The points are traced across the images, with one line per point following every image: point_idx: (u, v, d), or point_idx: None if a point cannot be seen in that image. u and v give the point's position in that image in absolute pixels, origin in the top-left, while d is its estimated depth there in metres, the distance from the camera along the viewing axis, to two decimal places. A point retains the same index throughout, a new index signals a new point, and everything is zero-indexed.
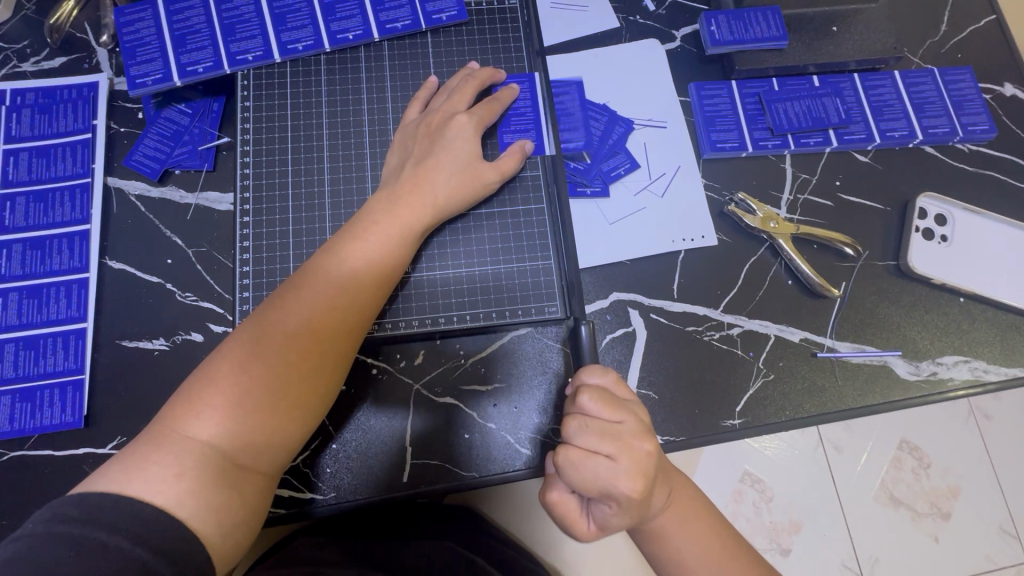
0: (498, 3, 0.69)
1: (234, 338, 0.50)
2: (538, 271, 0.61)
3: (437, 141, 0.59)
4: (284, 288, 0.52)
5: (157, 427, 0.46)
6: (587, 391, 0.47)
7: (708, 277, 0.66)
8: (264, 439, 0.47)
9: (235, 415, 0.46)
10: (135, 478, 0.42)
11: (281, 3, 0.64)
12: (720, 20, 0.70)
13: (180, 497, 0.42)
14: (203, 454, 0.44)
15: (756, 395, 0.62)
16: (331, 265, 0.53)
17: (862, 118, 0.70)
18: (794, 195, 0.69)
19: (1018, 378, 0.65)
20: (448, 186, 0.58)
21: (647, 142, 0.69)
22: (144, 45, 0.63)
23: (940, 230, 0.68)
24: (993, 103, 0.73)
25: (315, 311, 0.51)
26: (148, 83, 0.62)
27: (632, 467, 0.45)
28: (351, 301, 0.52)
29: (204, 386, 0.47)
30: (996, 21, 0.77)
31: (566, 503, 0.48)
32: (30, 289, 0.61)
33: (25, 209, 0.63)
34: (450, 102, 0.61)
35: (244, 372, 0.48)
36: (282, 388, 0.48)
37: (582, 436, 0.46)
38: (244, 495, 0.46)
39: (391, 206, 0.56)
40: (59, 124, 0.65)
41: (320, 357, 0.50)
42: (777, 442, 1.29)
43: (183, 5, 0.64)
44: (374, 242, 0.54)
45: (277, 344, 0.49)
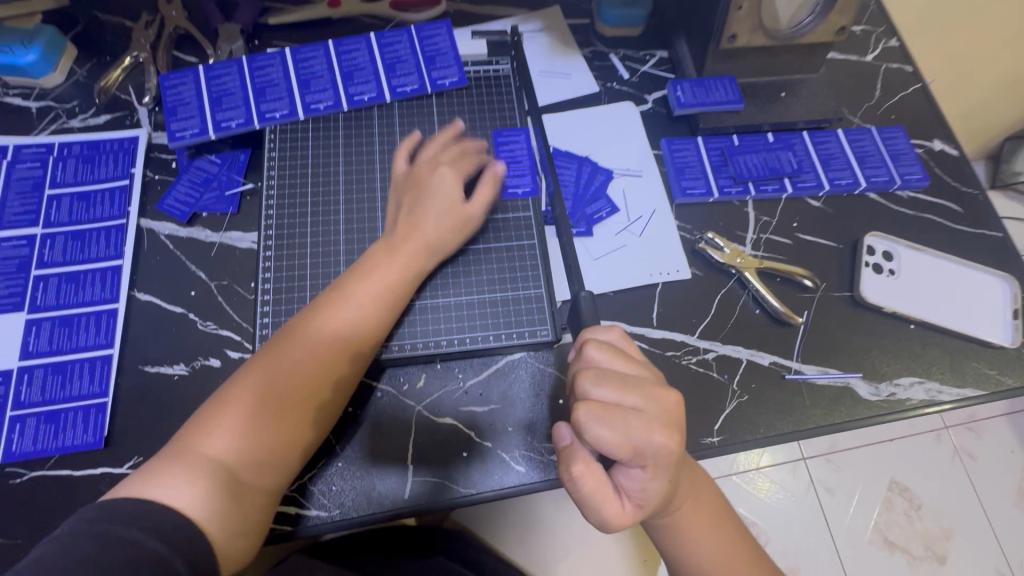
0: (493, 72, 0.80)
1: (248, 367, 0.57)
2: (530, 299, 0.68)
3: (425, 190, 0.66)
4: (294, 323, 0.59)
5: (176, 442, 0.52)
6: (596, 346, 0.52)
7: (683, 307, 0.73)
8: (268, 456, 0.53)
9: (244, 434, 0.53)
10: (155, 487, 0.48)
11: (306, 70, 0.75)
12: (684, 86, 0.81)
13: (195, 503, 0.49)
14: (212, 469, 0.51)
15: (732, 414, 0.68)
16: (337, 303, 0.59)
17: (812, 168, 0.80)
18: (757, 234, 0.77)
19: (970, 397, 0.71)
20: (438, 229, 0.65)
21: (625, 189, 0.78)
22: (184, 105, 0.72)
23: (887, 265, 0.76)
24: (925, 156, 0.84)
25: (320, 345, 0.57)
26: (186, 136, 0.70)
27: (659, 414, 0.49)
28: (352, 335, 0.59)
29: (219, 407, 0.54)
30: (922, 87, 0.89)
31: (593, 473, 0.48)
32: (62, 319, 0.66)
33: (64, 246, 0.69)
34: (437, 154, 0.69)
35: (256, 395, 0.54)
36: (287, 410, 0.55)
37: (606, 389, 0.49)
38: (249, 507, 0.51)
39: (392, 252, 0.63)
40: (100, 173, 0.73)
41: (320, 386, 0.57)
42: (775, 488, 1.34)
43: (221, 71, 0.74)
44: (373, 283, 0.61)
45: (285, 374, 0.56)
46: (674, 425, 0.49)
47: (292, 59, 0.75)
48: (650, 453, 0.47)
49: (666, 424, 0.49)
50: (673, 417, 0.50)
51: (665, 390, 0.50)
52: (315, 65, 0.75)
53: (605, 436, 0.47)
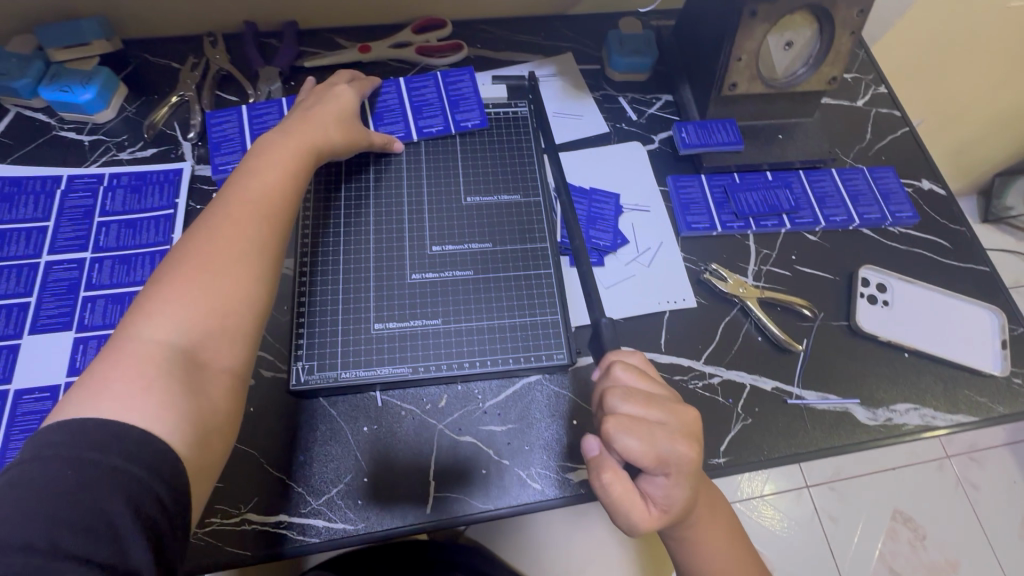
0: (511, 113, 0.86)
1: (175, 263, 0.54)
2: (548, 324, 0.72)
3: (326, 100, 0.74)
4: (223, 199, 0.59)
5: (113, 346, 0.49)
6: (623, 366, 0.56)
7: (689, 333, 0.77)
8: (216, 333, 0.52)
9: (188, 315, 0.51)
10: (102, 400, 0.44)
11: None
12: (689, 129, 0.87)
13: (151, 407, 0.45)
14: (162, 355, 0.48)
15: (737, 436, 0.71)
16: (245, 199, 0.59)
17: (809, 206, 0.86)
18: (758, 265, 0.82)
19: (963, 423, 0.74)
20: (339, 127, 0.72)
21: (634, 223, 0.84)
22: (229, 140, 0.80)
23: (882, 296, 0.81)
24: (914, 195, 0.90)
25: (253, 204, 0.59)
26: (229, 169, 0.78)
27: (681, 427, 0.52)
28: (269, 223, 0.59)
29: (156, 295, 0.52)
30: (910, 131, 0.96)
31: (621, 480, 0.52)
32: (108, 338, 0.70)
33: (111, 270, 0.74)
34: (335, 79, 0.79)
35: (195, 271, 0.53)
36: (228, 295, 0.53)
37: (633, 403, 0.52)
38: (208, 392, 0.50)
39: (290, 132, 0.68)
40: (146, 202, 0.79)
41: (263, 202, 0.60)
42: (784, 520, 1.35)
43: (263, 110, 0.81)
44: (281, 157, 0.65)
45: (225, 240, 0.56)
46: (694, 437, 0.53)
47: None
48: (672, 463, 0.51)
49: (687, 437, 0.52)
50: (693, 430, 0.53)
51: (684, 406, 0.54)
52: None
53: (632, 446, 0.50)
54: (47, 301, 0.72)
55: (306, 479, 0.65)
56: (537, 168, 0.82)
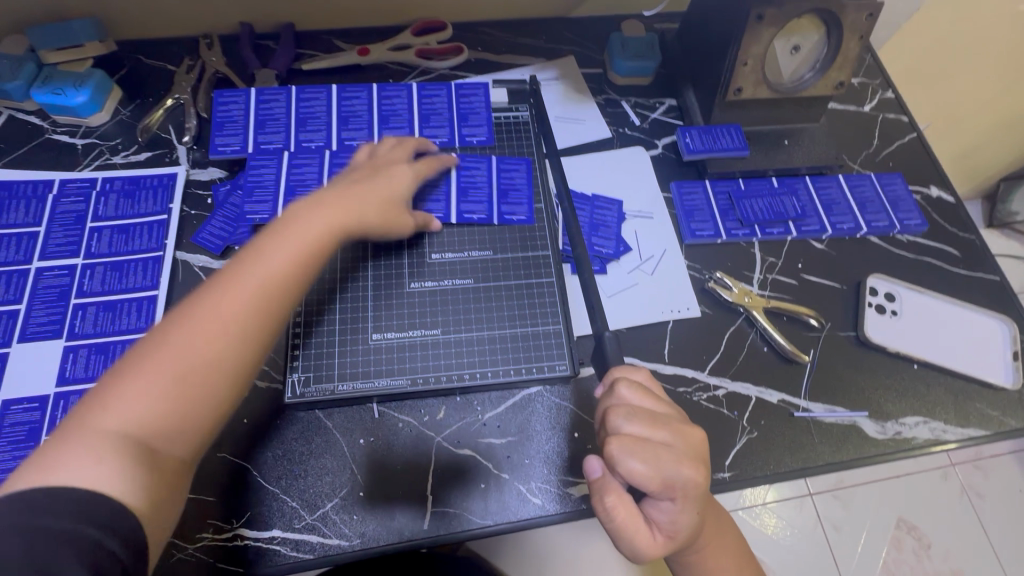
0: (513, 118, 0.85)
1: (158, 335, 0.50)
2: (550, 334, 0.71)
3: (377, 175, 0.68)
4: (225, 267, 0.55)
5: (78, 416, 0.46)
6: (628, 384, 0.53)
7: (694, 344, 0.75)
8: (178, 417, 0.48)
9: (155, 398, 0.47)
10: (54, 472, 0.42)
11: (347, 109, 0.81)
12: (693, 133, 0.86)
13: (104, 482, 0.43)
14: (117, 440, 0.45)
15: (743, 450, 0.69)
16: (252, 271, 0.54)
17: (815, 213, 0.84)
18: (764, 274, 0.81)
19: (974, 437, 0.73)
20: (374, 205, 0.65)
21: (637, 230, 0.82)
22: (232, 121, 0.79)
23: (890, 305, 0.79)
24: (923, 202, 0.88)
25: (241, 292, 0.53)
26: (227, 150, 0.77)
27: (686, 449, 0.51)
28: (270, 305, 0.54)
29: (132, 372, 0.48)
30: (918, 136, 0.94)
31: (625, 503, 0.51)
32: (98, 347, 0.69)
33: (102, 277, 0.72)
34: (393, 151, 0.72)
35: (171, 349, 0.49)
36: (205, 383, 0.50)
37: (637, 425, 0.50)
38: (164, 479, 0.47)
39: (319, 205, 0.61)
40: (140, 207, 0.77)
41: (258, 292, 0.53)
42: (783, 526, 1.33)
43: (270, 96, 0.80)
44: (297, 233, 0.58)
45: (207, 322, 0.51)
46: (700, 459, 0.51)
47: (337, 96, 0.81)
48: (678, 486, 0.49)
49: (694, 459, 0.51)
50: (699, 452, 0.52)
51: (690, 427, 0.52)
52: (356, 105, 0.81)
53: (637, 468, 0.48)
54: (37, 308, 0.70)
55: (296, 492, 0.64)
56: (539, 176, 0.80)
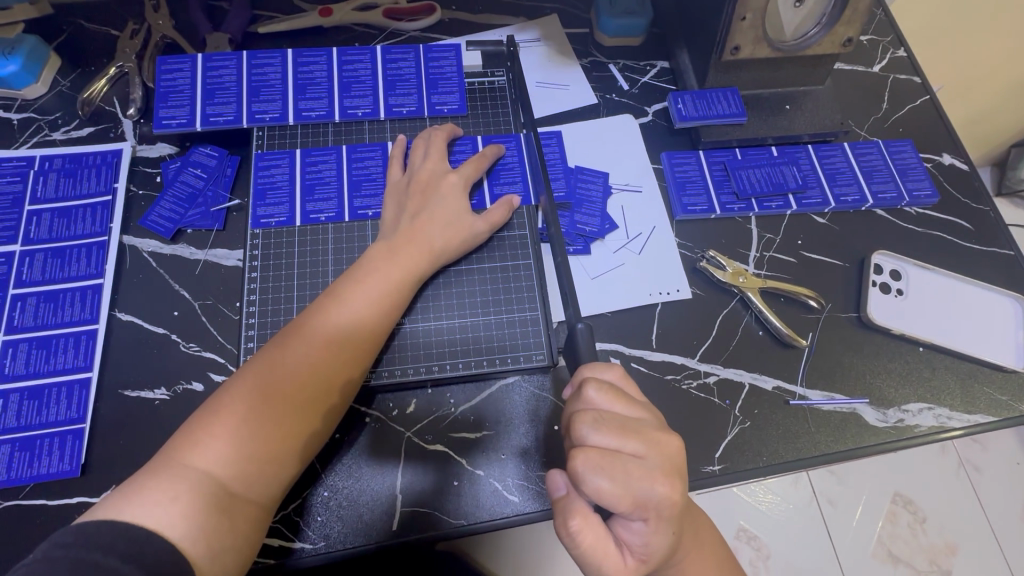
0: (488, 84, 0.78)
1: (242, 375, 0.53)
2: (527, 321, 0.66)
3: (431, 197, 0.65)
4: (305, 315, 0.57)
5: (164, 455, 0.48)
6: (596, 387, 0.49)
7: (683, 328, 0.70)
8: (257, 465, 0.49)
9: (237, 443, 0.49)
10: (134, 503, 0.44)
11: (304, 76, 0.74)
12: (686, 98, 0.79)
13: (174, 517, 0.44)
14: (197, 481, 0.46)
15: (734, 441, 0.65)
16: (331, 313, 0.57)
17: (817, 184, 0.78)
18: (760, 252, 0.75)
19: (980, 424, 0.68)
20: (444, 236, 0.64)
21: (624, 206, 0.76)
22: (177, 92, 0.72)
23: (895, 284, 0.74)
24: (934, 171, 0.82)
25: (320, 342, 0.55)
26: (172, 124, 0.70)
27: (661, 461, 0.47)
28: (346, 346, 0.56)
29: (219, 415, 0.50)
30: (931, 100, 0.87)
31: (592, 526, 0.46)
32: (40, 341, 0.63)
33: (43, 265, 0.67)
34: (430, 161, 0.67)
35: (257, 400, 0.51)
36: (282, 425, 0.51)
37: (605, 435, 0.46)
38: (235, 524, 0.47)
39: (392, 253, 0.61)
40: (82, 187, 0.71)
41: (337, 345, 0.55)
42: (774, 496, 1.27)
43: (219, 63, 0.73)
44: (376, 284, 0.59)
45: (294, 373, 0.53)
46: (675, 473, 0.47)
47: (293, 62, 0.74)
48: (651, 506, 0.45)
49: (667, 473, 0.47)
50: (674, 464, 0.48)
51: (666, 435, 0.48)
52: (315, 71, 0.74)
53: (603, 486, 0.44)
54: None
55: (304, 506, 0.59)
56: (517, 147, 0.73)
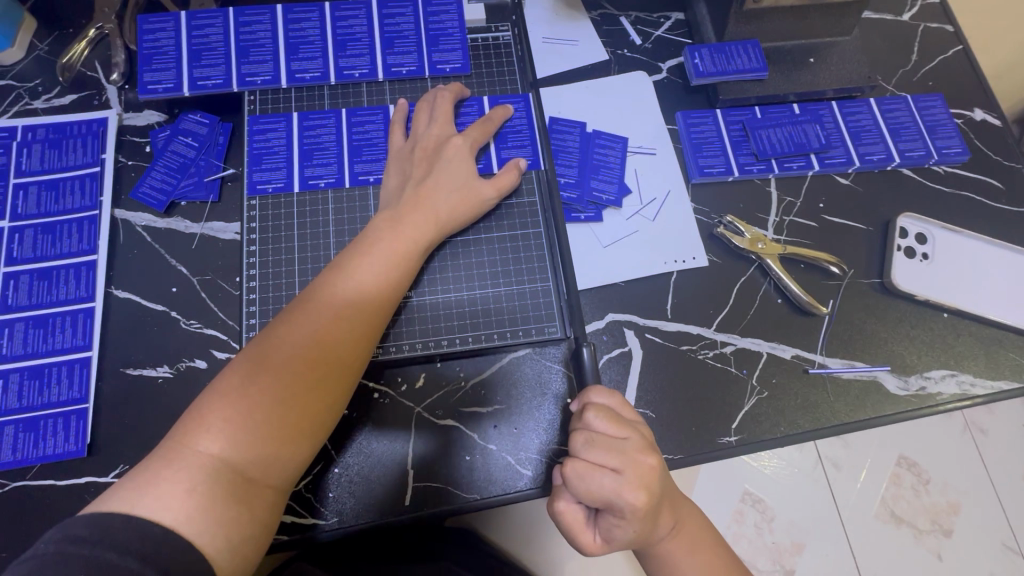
0: (493, 40, 0.73)
1: (245, 353, 0.51)
2: (537, 293, 0.64)
3: (436, 162, 0.62)
4: (308, 291, 0.55)
5: (171, 443, 0.46)
6: (592, 410, 0.49)
7: (699, 297, 0.68)
8: (267, 448, 0.48)
9: (244, 423, 0.47)
10: (145, 497, 0.43)
11: (296, 33, 0.69)
12: (703, 53, 0.74)
13: (189, 510, 0.43)
14: (211, 470, 0.45)
15: (751, 411, 0.64)
16: (335, 286, 0.54)
17: (841, 143, 0.73)
18: (780, 216, 0.72)
19: (1004, 390, 0.66)
20: (450, 204, 0.61)
21: (637, 169, 0.72)
22: (161, 54, 0.67)
23: (921, 248, 0.71)
24: (964, 127, 0.77)
25: (326, 319, 0.53)
26: (159, 89, 0.66)
27: (635, 477, 0.46)
28: (353, 319, 0.54)
29: (222, 395, 0.48)
30: (964, 50, 0.81)
31: (572, 510, 0.49)
32: (36, 320, 0.61)
33: (34, 241, 0.64)
34: (435, 126, 0.64)
35: (263, 379, 0.49)
36: (290, 404, 0.49)
37: (587, 447, 0.47)
38: (252, 511, 0.46)
39: (395, 223, 0.58)
40: (68, 159, 0.67)
41: (343, 319, 0.53)
42: (775, 459, 1.27)
43: (204, 22, 0.69)
44: (381, 256, 0.57)
45: (303, 352, 0.51)
46: (650, 489, 0.46)
47: (283, 19, 0.69)
48: (618, 511, 0.46)
49: (646, 489, 0.46)
50: (651, 482, 0.46)
51: (653, 457, 0.47)
52: (307, 29, 0.69)
53: (579, 490, 0.45)
54: None
55: (316, 483, 0.58)
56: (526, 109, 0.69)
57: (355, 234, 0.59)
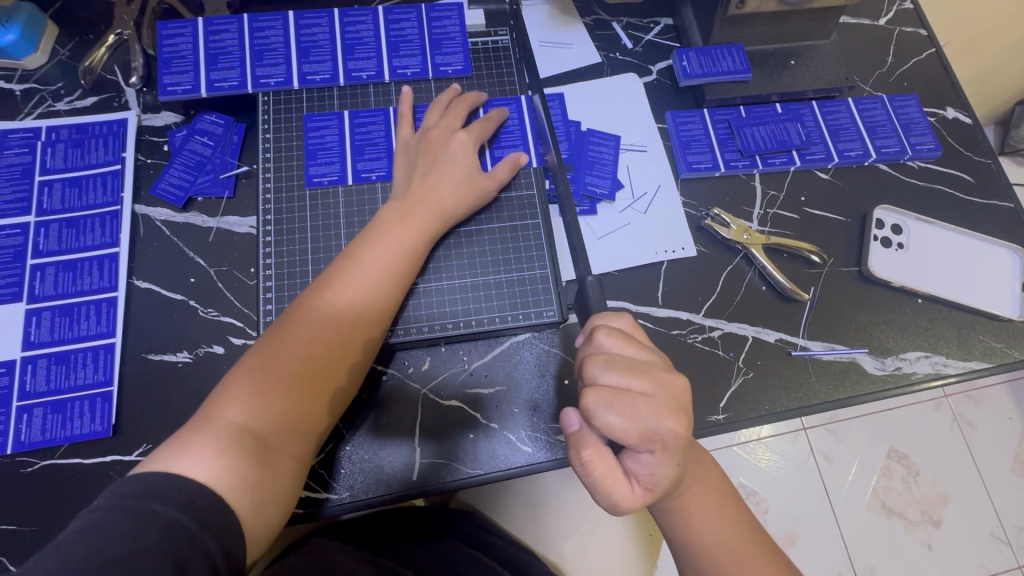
0: (492, 43, 0.77)
1: (266, 335, 0.55)
2: (536, 279, 0.67)
3: (440, 155, 0.66)
4: (323, 277, 0.59)
5: (199, 415, 0.50)
6: (606, 332, 0.51)
7: (689, 284, 0.72)
8: (289, 421, 0.52)
9: (267, 399, 0.52)
10: (179, 458, 0.47)
11: (307, 38, 0.73)
12: (691, 56, 0.79)
13: (218, 472, 0.47)
14: (238, 438, 0.49)
15: (738, 391, 0.68)
16: (349, 272, 0.58)
17: (821, 139, 0.78)
18: (764, 209, 0.76)
19: (975, 370, 0.71)
20: (452, 195, 0.65)
21: (629, 165, 0.76)
22: (180, 58, 0.71)
23: (896, 238, 0.75)
24: (938, 125, 0.82)
25: (341, 303, 0.57)
26: (178, 91, 0.70)
27: (667, 398, 0.49)
28: (366, 303, 0.57)
29: (246, 373, 0.52)
30: (937, 53, 0.86)
31: (604, 458, 0.49)
32: (62, 309, 0.65)
33: (59, 235, 0.68)
34: (445, 120, 0.68)
35: (284, 359, 0.53)
36: (309, 381, 0.53)
37: (613, 374, 0.48)
38: (274, 476, 0.50)
39: (404, 214, 0.62)
40: (91, 157, 0.71)
41: (358, 302, 0.57)
42: (772, 456, 1.31)
43: (220, 27, 0.73)
44: (392, 244, 0.60)
45: (322, 335, 0.55)
46: (681, 409, 0.49)
47: (295, 24, 0.73)
48: (659, 438, 0.48)
49: (674, 409, 0.49)
50: (680, 401, 0.50)
51: (672, 374, 0.50)
52: (317, 34, 0.73)
53: (612, 421, 0.46)
54: None
55: (329, 459, 0.62)
56: (530, 111, 0.73)
57: (365, 224, 0.63)
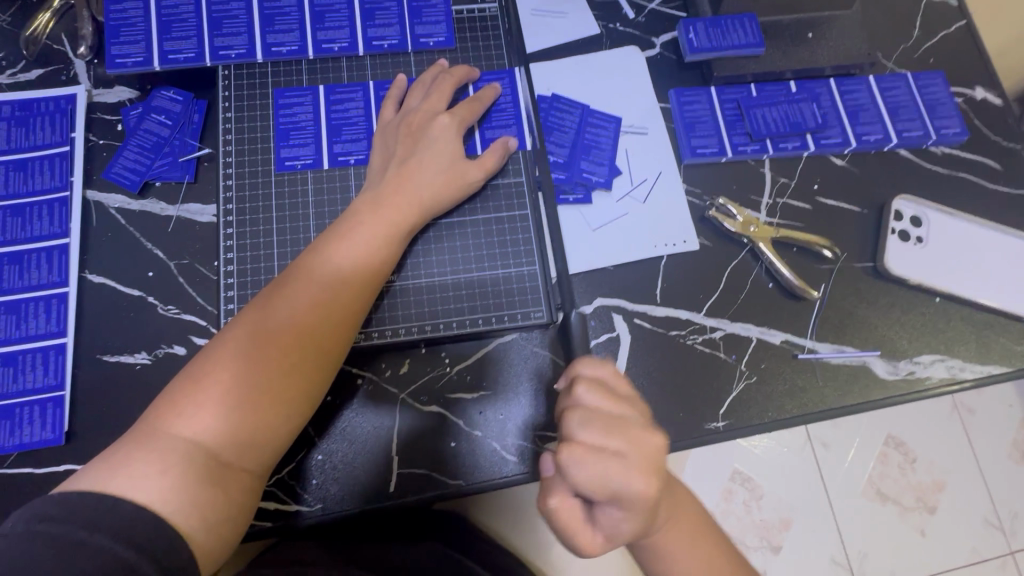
0: (478, 12, 0.69)
1: (222, 337, 0.50)
2: (523, 277, 0.62)
3: (422, 140, 0.60)
4: (288, 273, 0.53)
5: (144, 425, 0.46)
6: (587, 384, 0.47)
7: (690, 280, 0.66)
8: (244, 433, 0.47)
9: (220, 408, 0.46)
10: (118, 475, 0.42)
11: (271, 5, 0.66)
12: (698, 27, 0.71)
13: (163, 491, 0.42)
14: (186, 453, 0.44)
15: (740, 396, 0.63)
16: (314, 268, 0.53)
17: (838, 122, 0.71)
18: (773, 198, 0.70)
19: (993, 375, 0.66)
20: (431, 184, 0.59)
21: (628, 149, 0.70)
22: (129, 26, 0.64)
23: (915, 231, 0.69)
24: (965, 107, 0.75)
25: (306, 301, 0.51)
26: (127, 64, 0.64)
27: (640, 460, 0.44)
28: (334, 302, 0.52)
29: (197, 379, 0.47)
30: (967, 25, 0.79)
31: (570, 506, 0.45)
32: (8, 306, 0.60)
33: (3, 223, 0.62)
34: (428, 101, 0.61)
35: (240, 362, 0.48)
36: (267, 388, 0.48)
37: (588, 430, 0.44)
38: (229, 493, 0.46)
39: (377, 206, 0.57)
40: (36, 137, 0.64)
41: (325, 301, 0.52)
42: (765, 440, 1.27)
43: None
44: (362, 238, 0.55)
45: (282, 337, 0.50)
46: (656, 472, 0.44)
47: None
48: (626, 500, 0.43)
49: (648, 471, 0.44)
50: (657, 464, 0.45)
51: (652, 433, 0.45)
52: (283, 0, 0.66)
53: (578, 478, 0.43)
54: None
55: (299, 470, 0.57)
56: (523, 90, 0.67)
57: (335, 218, 0.57)
